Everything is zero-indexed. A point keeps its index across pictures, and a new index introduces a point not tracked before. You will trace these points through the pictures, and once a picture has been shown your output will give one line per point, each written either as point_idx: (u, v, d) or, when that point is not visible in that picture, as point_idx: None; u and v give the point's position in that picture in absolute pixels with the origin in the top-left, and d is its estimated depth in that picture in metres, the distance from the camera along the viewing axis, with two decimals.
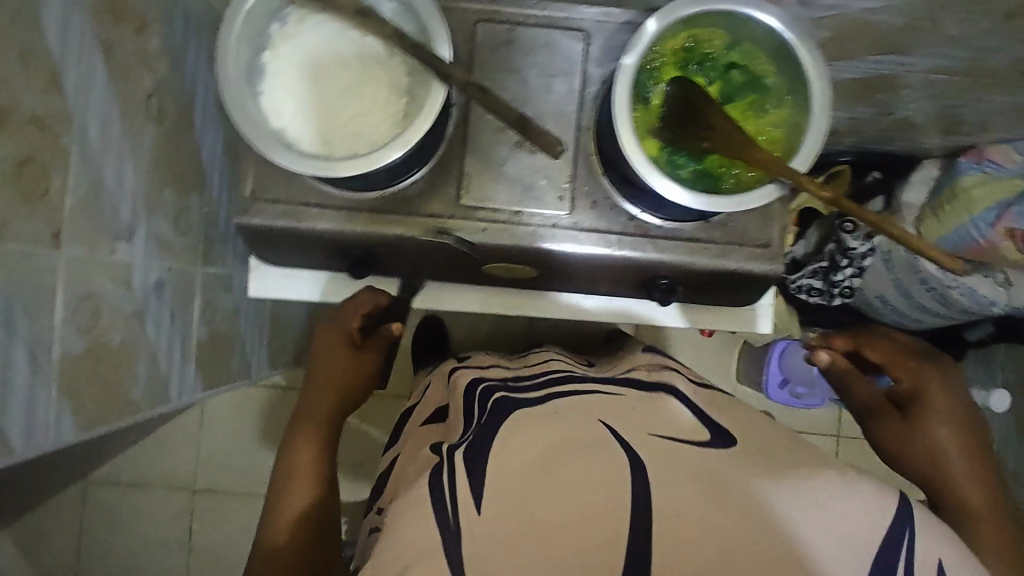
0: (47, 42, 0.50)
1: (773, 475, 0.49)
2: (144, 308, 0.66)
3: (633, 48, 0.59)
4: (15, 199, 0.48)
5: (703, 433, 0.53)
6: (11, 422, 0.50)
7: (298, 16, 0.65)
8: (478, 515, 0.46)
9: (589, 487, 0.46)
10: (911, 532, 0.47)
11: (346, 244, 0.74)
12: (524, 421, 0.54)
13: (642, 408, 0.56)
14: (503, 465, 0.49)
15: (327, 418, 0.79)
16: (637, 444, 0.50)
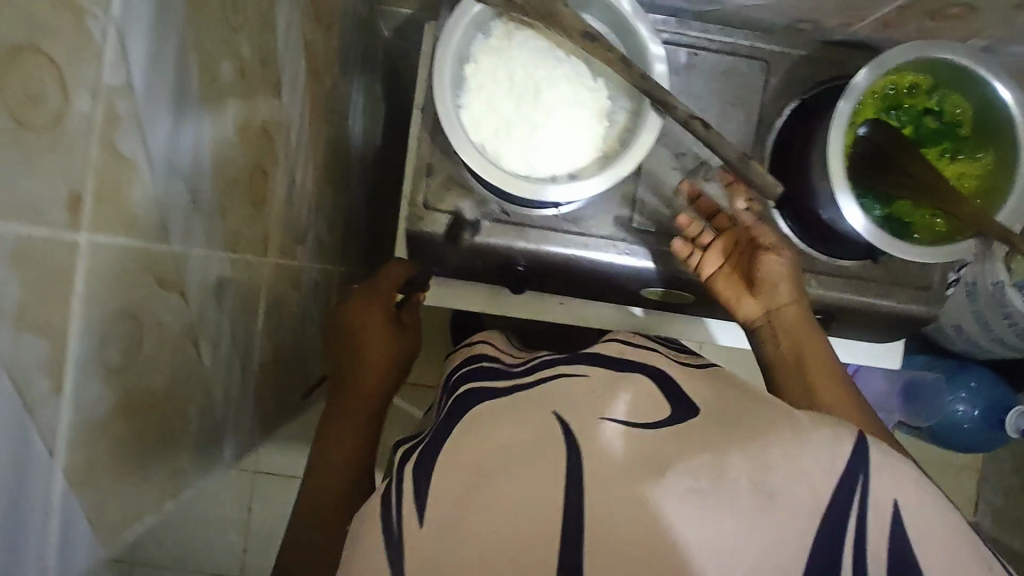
0: (277, 44, 0.48)
1: (723, 449, 0.35)
2: (306, 311, 0.68)
3: (846, 96, 0.57)
4: (248, 207, 0.49)
5: (664, 409, 0.39)
6: (209, 436, 0.48)
7: (500, 25, 0.58)
8: (421, 531, 0.35)
9: (516, 486, 0.34)
10: (868, 480, 0.35)
11: (505, 259, 0.69)
12: (489, 420, 0.39)
13: (663, 403, 0.41)
14: (447, 464, 0.37)
15: (363, 426, 0.63)
16: (579, 435, 0.35)
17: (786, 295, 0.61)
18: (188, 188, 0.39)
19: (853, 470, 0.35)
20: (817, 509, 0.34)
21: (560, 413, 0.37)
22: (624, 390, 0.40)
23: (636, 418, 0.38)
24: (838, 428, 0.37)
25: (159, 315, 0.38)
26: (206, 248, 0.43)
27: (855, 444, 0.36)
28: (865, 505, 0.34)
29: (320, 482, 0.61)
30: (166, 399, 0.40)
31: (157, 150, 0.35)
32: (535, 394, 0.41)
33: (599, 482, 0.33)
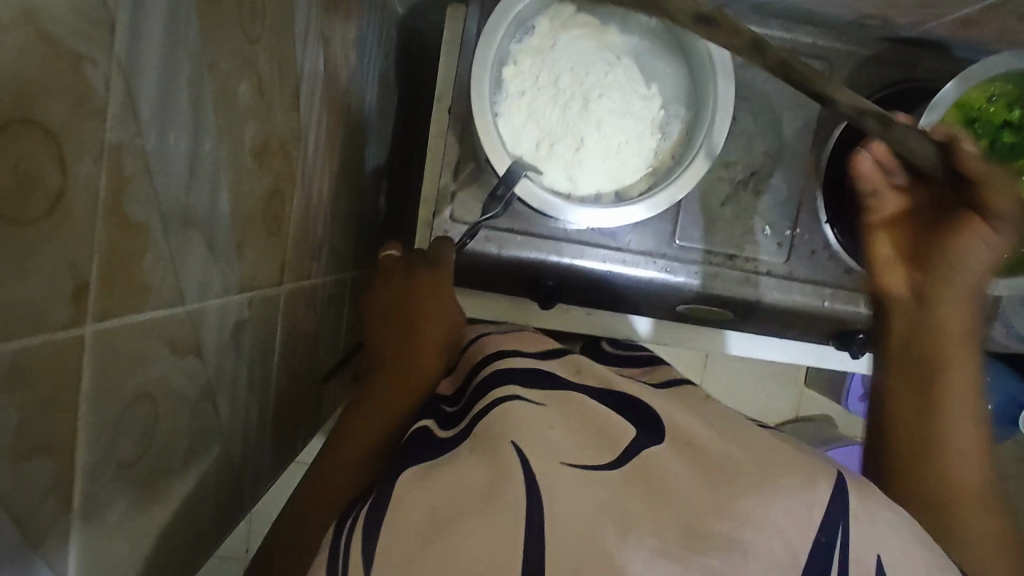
0: (296, 47, 0.42)
1: (697, 500, 0.31)
2: (320, 326, 0.63)
3: (931, 107, 0.52)
4: (266, 237, 0.43)
5: (627, 433, 0.36)
6: (227, 486, 0.44)
7: (545, 24, 0.53)
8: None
9: (482, 541, 0.29)
10: (845, 533, 0.31)
11: (535, 275, 0.63)
12: (431, 471, 0.34)
13: (561, 417, 0.37)
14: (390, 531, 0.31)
15: (388, 430, 0.46)
16: (538, 471, 0.31)
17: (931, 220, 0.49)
18: (204, 235, 0.34)
19: (831, 523, 0.31)
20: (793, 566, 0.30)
21: (519, 442, 0.33)
22: (573, 421, 0.37)
23: (590, 455, 0.34)
24: (810, 470, 0.34)
25: (176, 385, 0.33)
26: (224, 295, 0.37)
27: (830, 498, 0.32)
28: (846, 561, 0.31)
29: (303, 515, 0.43)
30: (184, 470, 0.36)
31: (169, 202, 0.30)
32: (494, 420, 0.36)
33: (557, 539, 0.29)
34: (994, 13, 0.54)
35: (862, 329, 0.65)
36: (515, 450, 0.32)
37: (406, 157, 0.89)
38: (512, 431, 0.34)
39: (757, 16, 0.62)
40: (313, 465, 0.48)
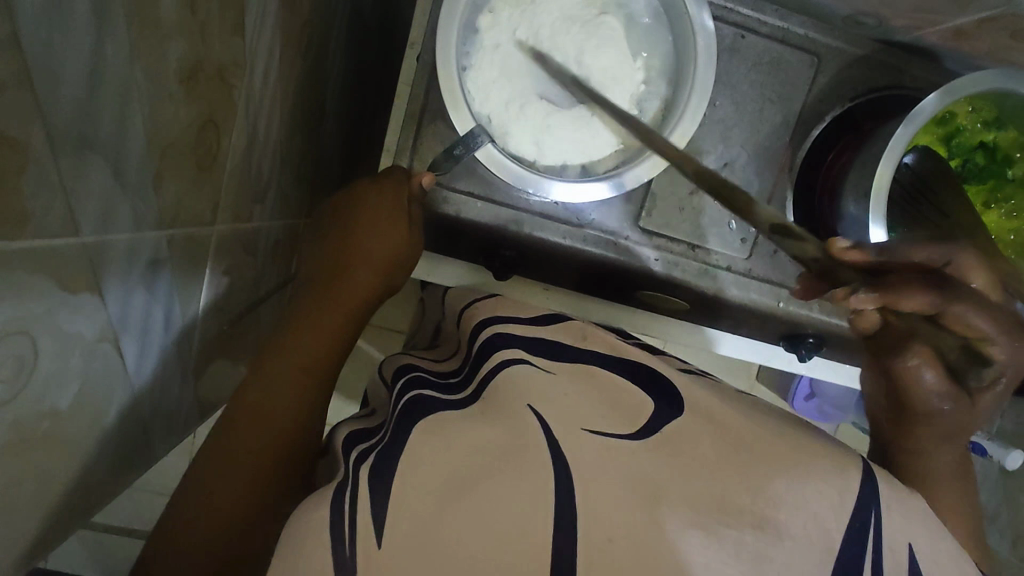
0: None
1: (731, 472, 0.31)
2: (261, 273, 0.59)
3: (910, 119, 0.50)
4: (194, 171, 0.40)
5: (648, 405, 0.35)
6: (132, 435, 0.41)
7: None
8: (379, 551, 0.29)
9: (506, 510, 0.29)
10: (880, 517, 0.30)
11: (491, 242, 0.61)
12: (445, 424, 0.35)
13: (579, 388, 0.36)
14: (404, 482, 0.31)
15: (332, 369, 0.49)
16: (558, 433, 0.32)
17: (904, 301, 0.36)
18: (108, 160, 0.30)
19: (863, 506, 0.30)
20: (829, 550, 0.29)
21: (536, 407, 0.33)
22: (593, 392, 0.36)
23: (611, 425, 0.33)
24: (839, 454, 0.33)
25: (64, 322, 0.30)
26: (134, 229, 0.34)
27: (863, 482, 0.32)
28: (879, 546, 0.29)
29: (249, 428, 0.44)
30: (74, 414, 0.33)
31: (59, 118, 0.26)
32: (502, 379, 0.37)
33: (591, 500, 0.29)
34: (987, 26, 0.52)
35: (812, 333, 0.65)
36: (534, 415, 0.33)
37: (374, 103, 0.84)
38: (529, 394, 0.34)
39: None
40: (237, 416, 0.45)
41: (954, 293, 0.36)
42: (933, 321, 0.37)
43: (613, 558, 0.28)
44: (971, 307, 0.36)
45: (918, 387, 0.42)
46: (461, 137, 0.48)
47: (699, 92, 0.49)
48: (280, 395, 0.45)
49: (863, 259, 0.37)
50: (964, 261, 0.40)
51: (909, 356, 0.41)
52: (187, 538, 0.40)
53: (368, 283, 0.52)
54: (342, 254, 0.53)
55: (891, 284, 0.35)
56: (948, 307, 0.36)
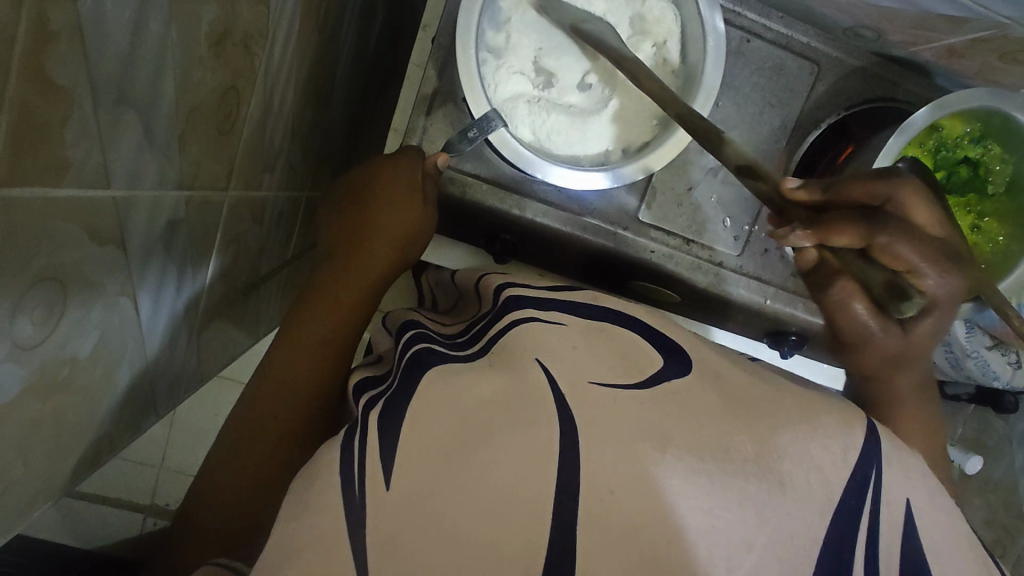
0: None
1: (733, 428, 0.33)
2: (266, 242, 0.60)
3: (902, 131, 0.53)
4: (214, 135, 0.40)
5: (656, 361, 0.38)
6: (139, 392, 0.42)
7: None
8: (387, 494, 0.31)
9: (515, 454, 0.31)
10: (879, 475, 0.33)
11: (494, 225, 0.63)
12: (454, 375, 0.37)
13: (593, 342, 0.39)
14: (415, 430, 0.33)
15: (346, 340, 0.49)
16: (563, 386, 0.34)
17: (845, 230, 0.41)
18: (140, 118, 0.31)
19: (865, 465, 0.34)
20: (828, 501, 0.32)
21: (544, 361, 0.35)
22: (605, 347, 0.39)
23: (621, 377, 0.36)
24: (845, 414, 0.36)
25: (90, 275, 0.31)
26: (158, 189, 0.35)
27: (867, 442, 0.35)
28: (878, 502, 0.33)
29: (271, 393, 0.46)
30: (92, 364, 0.34)
31: (103, 74, 0.27)
32: (512, 340, 0.39)
33: (596, 452, 0.31)
34: (979, 46, 0.55)
35: (796, 331, 0.68)
36: (541, 368, 0.35)
37: (380, 82, 0.84)
38: (536, 350, 0.36)
39: (759, 4, 0.61)
40: (256, 383, 0.47)
41: (882, 225, 0.41)
42: (866, 255, 0.42)
43: (617, 504, 0.30)
44: (895, 239, 0.41)
45: (848, 313, 0.47)
46: (476, 120, 0.49)
47: (708, 88, 0.50)
48: (301, 364, 0.46)
49: (808, 199, 0.42)
50: (908, 202, 0.43)
51: (839, 290, 0.48)
52: (217, 503, 0.43)
53: (384, 258, 0.53)
54: (358, 230, 0.54)
55: (828, 223, 0.41)
56: (874, 237, 0.41)
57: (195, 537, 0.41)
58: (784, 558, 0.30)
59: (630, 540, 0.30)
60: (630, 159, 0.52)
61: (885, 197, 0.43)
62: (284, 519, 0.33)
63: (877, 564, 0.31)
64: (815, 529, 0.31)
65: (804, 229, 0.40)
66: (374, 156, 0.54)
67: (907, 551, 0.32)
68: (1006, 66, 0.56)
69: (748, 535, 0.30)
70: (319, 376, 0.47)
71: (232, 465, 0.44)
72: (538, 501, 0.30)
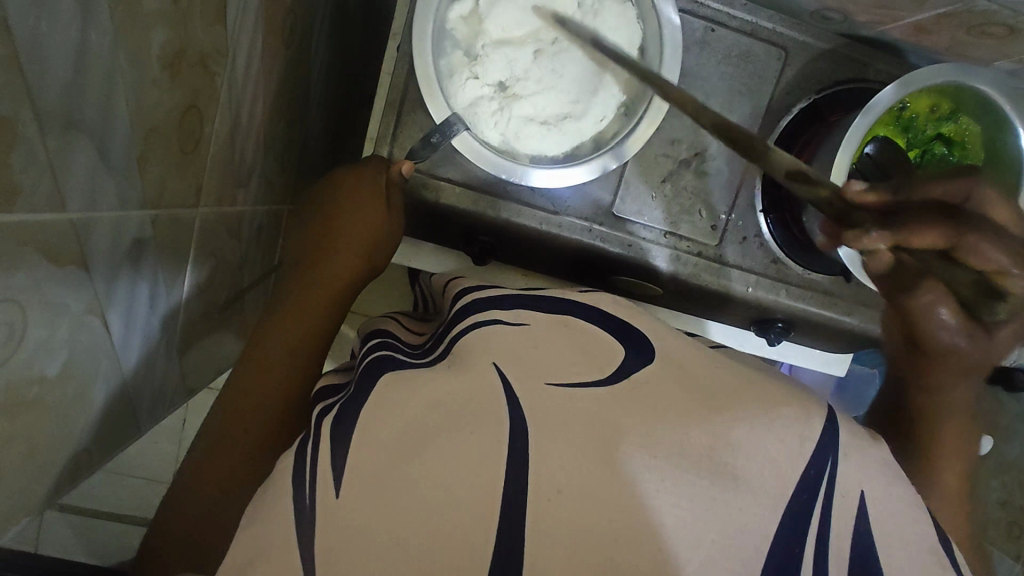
0: None
1: (688, 420, 0.33)
2: (245, 256, 0.61)
3: (866, 111, 0.53)
4: (177, 154, 0.41)
5: (619, 356, 0.37)
6: (115, 409, 0.43)
7: None
8: (336, 501, 0.31)
9: (462, 457, 0.31)
10: (834, 467, 0.33)
11: (470, 227, 0.63)
12: (408, 377, 0.37)
13: (556, 338, 0.38)
14: (367, 433, 0.33)
15: (316, 347, 0.50)
16: (518, 386, 0.34)
17: (928, 237, 0.35)
18: (93, 141, 0.32)
19: (821, 457, 0.33)
20: (781, 494, 0.32)
21: (502, 364, 0.35)
22: (566, 341, 0.38)
23: (580, 373, 0.35)
24: (806, 404, 0.36)
25: (49, 294, 0.32)
26: (118, 209, 0.36)
27: (823, 431, 0.34)
28: (832, 493, 0.33)
29: (241, 401, 0.46)
30: (62, 383, 0.35)
31: (46, 100, 0.28)
32: (471, 341, 0.38)
33: (543, 454, 0.31)
34: (946, 21, 0.54)
35: (780, 318, 0.68)
36: (497, 370, 0.35)
37: (357, 93, 0.85)
38: (494, 354, 0.36)
39: None
40: (226, 393, 0.47)
41: (971, 224, 0.36)
42: (948, 257, 0.37)
43: (564, 504, 0.30)
44: (983, 238, 0.35)
45: (930, 321, 0.42)
46: (438, 124, 0.51)
47: (664, 84, 0.51)
48: (275, 371, 0.48)
49: (878, 201, 0.36)
50: (987, 197, 0.39)
51: (921, 293, 0.41)
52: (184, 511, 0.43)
53: (354, 262, 0.54)
54: (328, 236, 0.55)
55: (907, 224, 0.35)
56: (963, 237, 0.35)
57: (169, 548, 0.41)
58: (730, 554, 0.30)
59: (580, 537, 0.30)
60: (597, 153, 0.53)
61: (963, 192, 0.39)
62: (246, 521, 0.34)
63: (825, 557, 0.32)
64: (762, 520, 0.31)
65: (879, 227, 0.33)
66: (343, 164, 0.55)
67: (857, 544, 0.32)
68: (975, 40, 0.56)
69: (701, 524, 0.30)
70: (291, 383, 0.48)
71: (205, 475, 0.44)
72: (487, 506, 0.30)
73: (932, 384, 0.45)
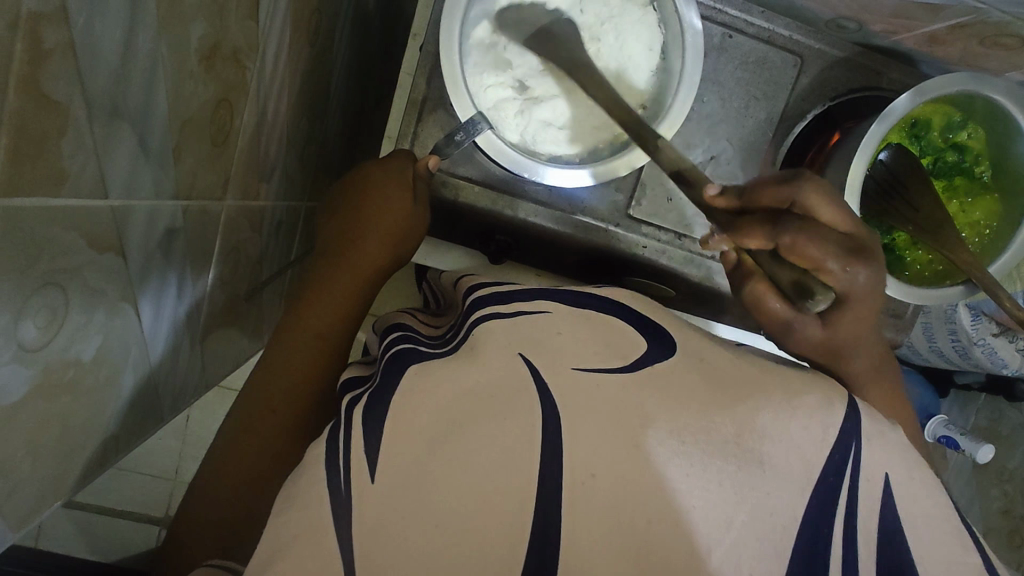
0: None
1: (714, 411, 0.34)
2: (264, 251, 0.61)
3: (884, 117, 0.53)
4: (208, 148, 0.42)
5: (639, 344, 0.38)
6: (141, 400, 0.43)
7: None
8: (372, 486, 0.32)
9: (497, 443, 0.32)
10: (859, 450, 0.34)
11: (487, 226, 0.64)
12: (434, 368, 0.36)
13: (576, 327, 0.38)
14: (399, 423, 0.33)
15: (339, 340, 0.51)
16: (549, 378, 0.34)
17: (759, 242, 0.39)
18: (135, 130, 0.33)
19: (844, 444, 0.34)
20: (806, 479, 0.33)
21: (528, 357, 0.35)
22: (588, 330, 0.38)
23: (604, 362, 0.36)
24: (826, 390, 0.37)
25: (90, 282, 0.32)
26: (154, 198, 0.36)
27: (846, 419, 0.35)
28: (855, 481, 0.33)
29: (268, 393, 0.47)
30: (95, 368, 0.35)
31: (96, 90, 0.28)
32: (491, 327, 0.38)
33: (578, 436, 0.32)
34: (959, 32, 0.56)
35: None
36: (526, 364, 0.35)
37: (374, 94, 0.86)
38: (521, 344, 0.36)
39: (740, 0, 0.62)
40: (254, 383, 0.49)
41: (787, 226, 0.39)
42: (778, 256, 0.40)
43: (598, 487, 0.31)
44: (801, 238, 0.39)
45: (767, 310, 0.46)
46: (463, 123, 0.51)
47: (680, 99, 0.52)
48: (299, 361, 0.49)
49: (728, 206, 0.39)
50: (809, 197, 0.41)
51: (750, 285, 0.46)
52: (218, 495, 0.45)
53: (376, 256, 0.54)
54: (350, 230, 0.56)
55: (738, 226, 0.39)
56: (782, 240, 0.39)
57: (206, 529, 0.43)
58: (764, 536, 0.32)
59: (613, 519, 0.31)
60: (620, 153, 0.54)
61: (791, 195, 0.41)
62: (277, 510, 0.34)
63: (853, 544, 0.33)
64: (792, 506, 0.32)
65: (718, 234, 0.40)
66: (366, 160, 0.55)
67: (881, 533, 0.33)
68: (988, 50, 0.57)
69: (728, 512, 0.31)
70: (315, 374, 0.48)
71: (233, 455, 0.46)
72: (522, 491, 0.31)
73: (803, 345, 0.48)
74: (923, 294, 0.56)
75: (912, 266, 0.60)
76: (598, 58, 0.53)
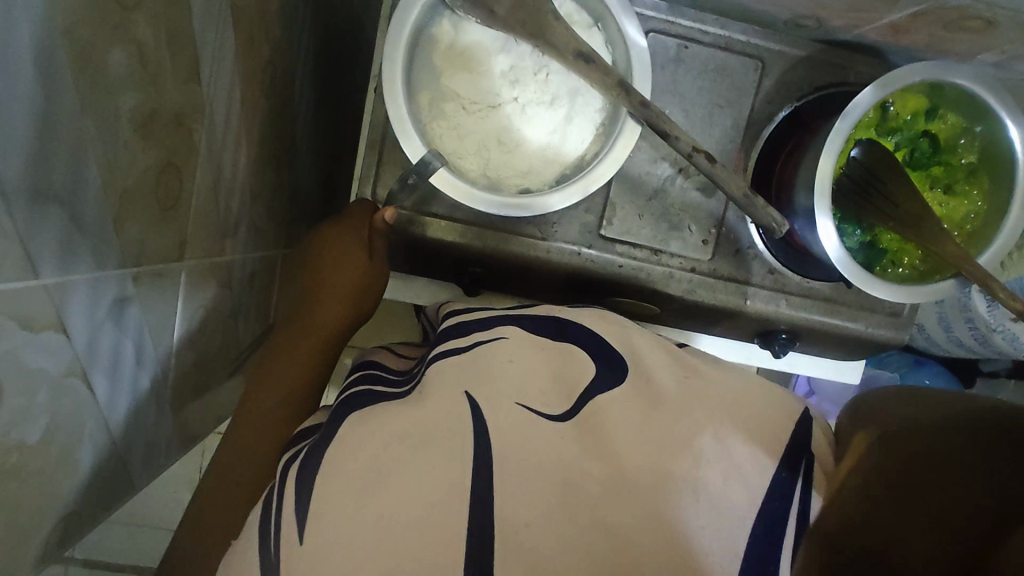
0: (193, 17, 0.41)
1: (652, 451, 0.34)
2: (238, 305, 0.61)
3: (846, 115, 0.52)
4: (156, 212, 0.42)
5: (590, 376, 0.39)
6: (105, 471, 0.43)
7: (455, 16, 0.52)
8: (326, 538, 0.32)
9: (423, 495, 0.32)
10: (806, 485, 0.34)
11: (461, 261, 0.64)
12: (379, 412, 0.38)
13: (530, 359, 0.39)
14: (333, 481, 0.35)
15: (305, 392, 0.53)
16: (492, 415, 0.35)
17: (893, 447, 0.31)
18: (67, 211, 0.33)
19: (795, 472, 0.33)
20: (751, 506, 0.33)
21: (473, 393, 0.36)
22: (541, 364, 0.39)
23: (548, 401, 0.36)
24: None
25: (27, 362, 0.32)
26: (97, 271, 0.37)
27: None
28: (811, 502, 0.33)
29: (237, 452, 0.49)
30: (44, 449, 0.35)
31: (12, 176, 0.29)
32: (456, 359, 0.40)
33: None
34: (920, 19, 0.54)
35: (784, 330, 0.66)
36: (468, 401, 0.36)
37: (346, 134, 0.87)
38: (472, 380, 0.37)
39: (693, 10, 0.62)
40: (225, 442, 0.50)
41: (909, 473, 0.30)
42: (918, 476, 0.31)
43: (531, 538, 0.32)
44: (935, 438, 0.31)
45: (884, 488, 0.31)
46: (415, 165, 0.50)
47: (630, 124, 0.51)
48: (268, 415, 0.51)
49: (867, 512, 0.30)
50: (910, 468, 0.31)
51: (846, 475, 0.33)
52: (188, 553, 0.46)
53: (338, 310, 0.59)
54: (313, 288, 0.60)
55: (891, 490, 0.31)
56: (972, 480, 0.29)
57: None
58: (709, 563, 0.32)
59: None
60: (580, 175, 0.53)
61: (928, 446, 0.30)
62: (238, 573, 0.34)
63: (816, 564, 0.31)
64: (734, 539, 0.32)
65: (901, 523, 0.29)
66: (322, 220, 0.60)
67: None
68: (953, 35, 0.55)
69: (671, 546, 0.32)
70: (281, 424, 0.51)
71: (203, 522, 0.47)
72: (454, 553, 0.31)
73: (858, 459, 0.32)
74: (912, 292, 0.55)
75: (895, 266, 0.58)
76: (547, 84, 0.52)
